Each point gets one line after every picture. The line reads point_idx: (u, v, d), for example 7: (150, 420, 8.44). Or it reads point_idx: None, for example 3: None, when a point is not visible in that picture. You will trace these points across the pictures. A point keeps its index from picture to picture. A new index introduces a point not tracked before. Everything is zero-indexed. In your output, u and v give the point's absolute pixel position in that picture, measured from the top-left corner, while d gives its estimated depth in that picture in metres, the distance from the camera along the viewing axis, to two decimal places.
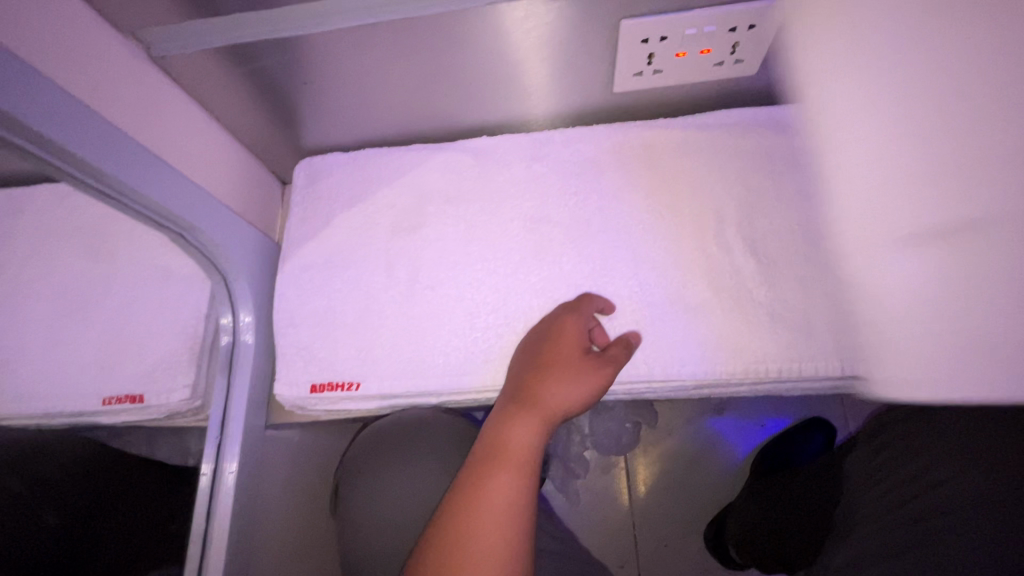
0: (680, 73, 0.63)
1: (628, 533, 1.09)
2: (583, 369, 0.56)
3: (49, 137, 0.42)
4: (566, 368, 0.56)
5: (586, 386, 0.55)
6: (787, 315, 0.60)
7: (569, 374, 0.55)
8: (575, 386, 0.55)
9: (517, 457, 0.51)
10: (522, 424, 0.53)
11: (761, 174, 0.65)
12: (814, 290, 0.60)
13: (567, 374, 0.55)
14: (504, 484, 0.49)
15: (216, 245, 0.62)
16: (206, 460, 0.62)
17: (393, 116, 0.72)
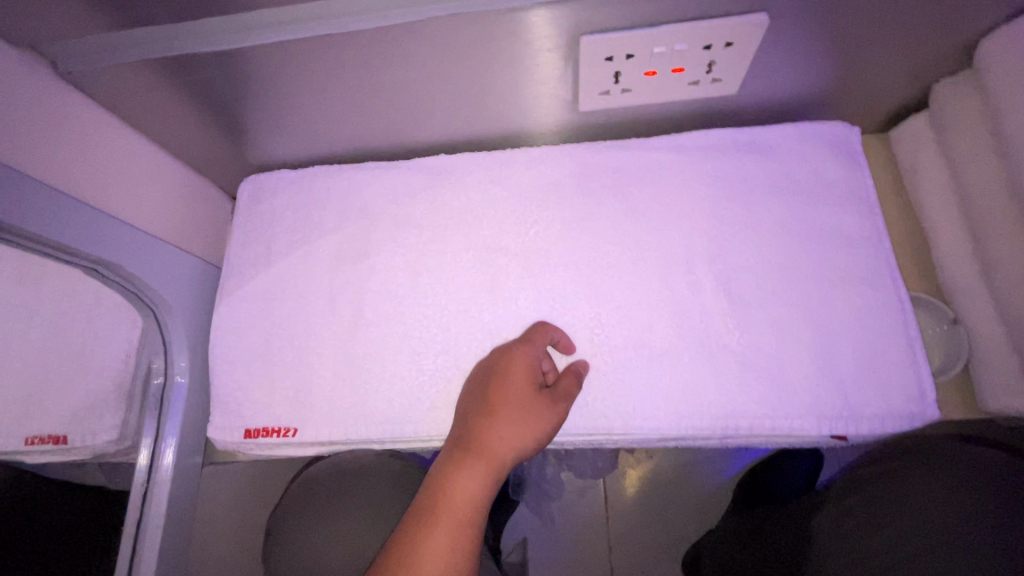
0: (652, 91, 0.57)
1: (604, 558, 1.05)
2: (537, 406, 0.49)
3: None
4: (516, 403, 0.49)
5: (539, 424, 0.49)
6: (762, 365, 0.54)
7: (521, 411, 0.49)
8: (528, 426, 0.48)
9: (458, 511, 0.45)
10: (467, 472, 0.46)
11: (740, 204, 0.59)
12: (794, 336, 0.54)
13: (517, 410, 0.49)
14: (442, 545, 0.43)
15: (138, 278, 0.58)
16: (132, 507, 0.59)
17: (342, 132, 0.66)
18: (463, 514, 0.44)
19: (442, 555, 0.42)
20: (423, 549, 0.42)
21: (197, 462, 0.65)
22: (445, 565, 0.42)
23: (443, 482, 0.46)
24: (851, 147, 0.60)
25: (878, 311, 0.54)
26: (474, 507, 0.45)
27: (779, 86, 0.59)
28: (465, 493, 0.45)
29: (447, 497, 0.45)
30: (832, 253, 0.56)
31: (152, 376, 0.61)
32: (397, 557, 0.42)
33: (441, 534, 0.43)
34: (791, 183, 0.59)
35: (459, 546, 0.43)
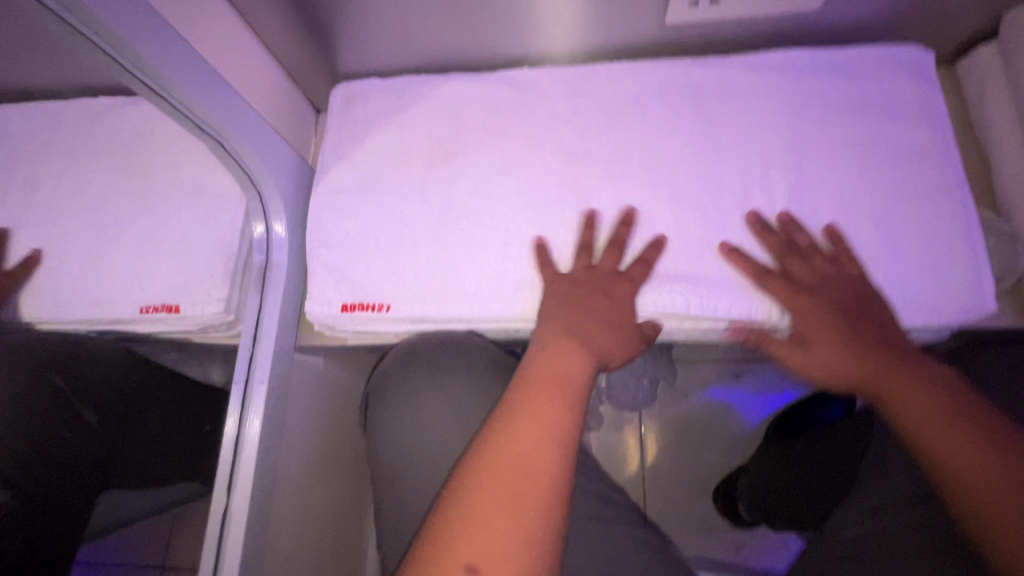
0: (737, 4, 0.60)
1: (637, 487, 1.10)
2: (626, 332, 0.57)
3: (100, 17, 0.42)
4: (613, 329, 0.56)
5: (624, 344, 0.57)
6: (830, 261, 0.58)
7: (613, 333, 0.56)
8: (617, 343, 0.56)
9: (557, 381, 0.51)
10: (563, 360, 0.53)
11: (813, 120, 0.63)
12: (860, 238, 0.59)
13: (613, 334, 0.56)
14: (547, 407, 0.49)
15: (253, 160, 0.62)
16: (238, 370, 0.66)
17: (435, 44, 0.70)
18: (561, 384, 0.51)
19: (547, 412, 0.49)
20: (527, 410, 0.49)
21: (290, 344, 0.70)
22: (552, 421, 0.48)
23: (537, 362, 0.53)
24: (925, 69, 0.63)
25: (940, 224, 0.58)
26: (571, 379, 0.52)
27: (860, 6, 0.61)
28: (561, 375, 0.52)
29: (544, 371, 0.52)
30: (900, 164, 0.60)
31: (256, 254, 0.68)
32: (505, 415, 0.49)
33: (545, 397, 0.50)
34: (863, 100, 0.63)
35: (562, 407, 0.50)
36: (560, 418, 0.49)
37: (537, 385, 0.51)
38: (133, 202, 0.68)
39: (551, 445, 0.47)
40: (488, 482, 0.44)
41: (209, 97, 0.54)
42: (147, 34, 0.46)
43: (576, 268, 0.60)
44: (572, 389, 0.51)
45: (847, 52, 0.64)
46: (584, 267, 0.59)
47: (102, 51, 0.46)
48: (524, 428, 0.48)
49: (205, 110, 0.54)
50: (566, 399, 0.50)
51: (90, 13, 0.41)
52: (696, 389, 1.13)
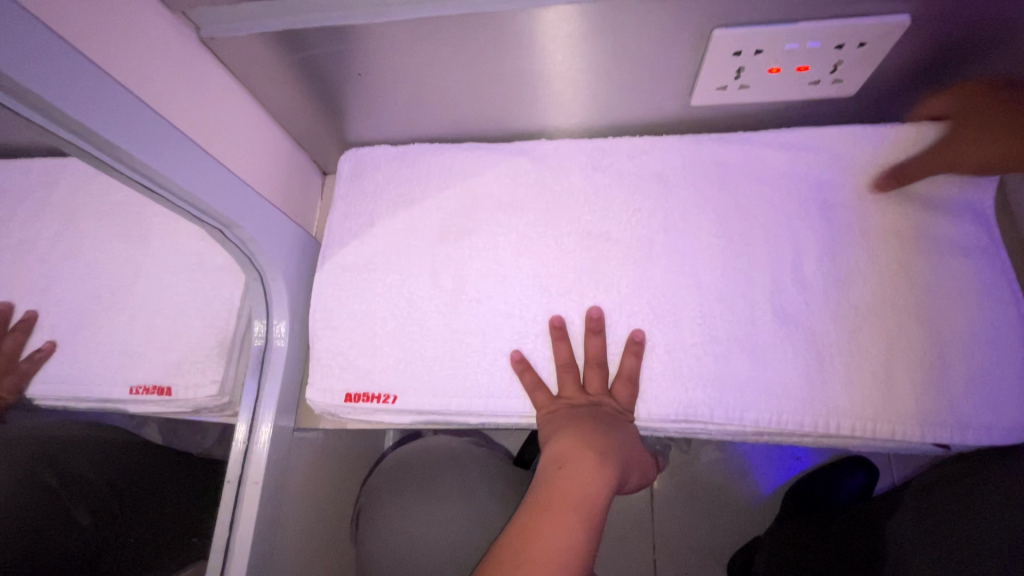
0: (768, 89, 0.57)
1: (648, 557, 1.05)
2: (632, 440, 0.55)
3: (91, 127, 0.39)
4: (623, 438, 0.54)
5: (630, 453, 0.54)
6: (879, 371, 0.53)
7: (623, 442, 0.53)
8: (626, 452, 0.53)
9: (573, 498, 0.47)
10: (580, 467, 0.49)
11: (848, 210, 0.59)
12: (904, 346, 0.55)
13: (624, 442, 0.53)
14: (561, 534, 0.45)
15: (254, 242, 0.59)
16: (232, 466, 0.62)
17: (448, 115, 0.67)
18: (576, 506, 0.47)
19: (563, 540, 0.44)
20: (541, 526, 0.45)
21: (288, 426, 0.67)
22: (567, 550, 0.44)
23: (549, 478, 0.49)
24: None
25: (985, 344, 0.54)
26: (589, 499, 0.47)
27: (898, 91, 0.58)
28: (580, 484, 0.48)
29: (557, 488, 0.48)
30: (945, 263, 0.56)
31: (255, 337, 0.65)
32: (519, 534, 0.45)
33: (560, 521, 0.45)
34: (903, 191, 0.59)
35: (579, 534, 0.45)
36: (577, 548, 0.44)
37: (551, 497, 0.47)
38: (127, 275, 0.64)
39: (566, 571, 0.43)
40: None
41: (207, 184, 0.51)
42: (139, 134, 0.43)
43: (591, 384, 0.56)
44: (590, 516, 0.46)
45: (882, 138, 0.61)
46: (594, 388, 0.56)
47: (90, 155, 0.43)
48: (543, 546, 0.44)
49: (203, 200, 0.51)
50: (583, 524, 0.46)
51: (78, 123, 0.38)
52: (710, 453, 1.09)
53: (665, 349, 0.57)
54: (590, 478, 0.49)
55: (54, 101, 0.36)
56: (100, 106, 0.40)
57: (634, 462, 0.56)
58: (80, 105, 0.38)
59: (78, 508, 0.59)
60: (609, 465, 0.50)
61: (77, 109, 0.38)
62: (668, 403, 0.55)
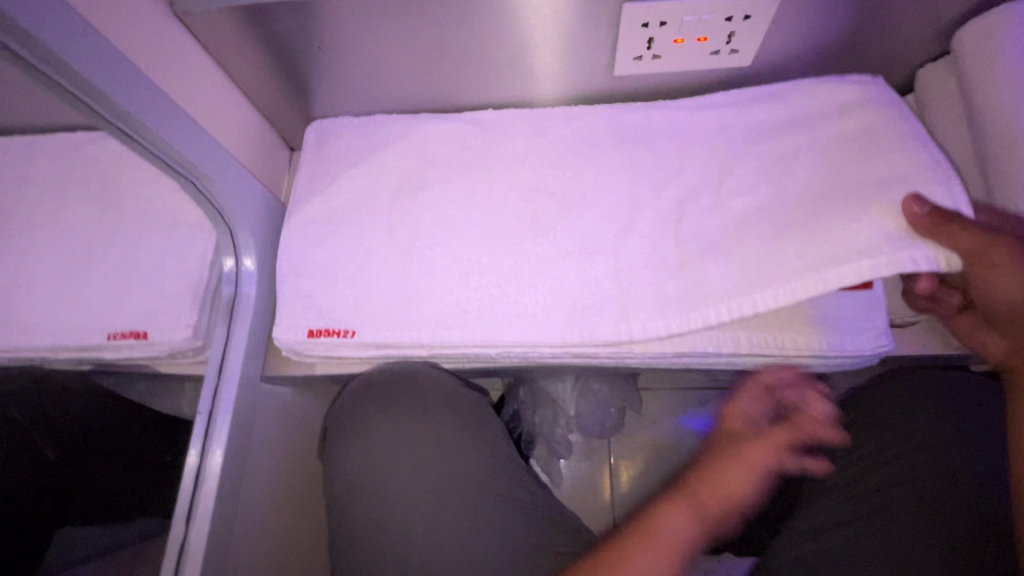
0: (677, 59, 0.66)
1: (608, 515, 1.11)
2: (764, 468, 0.59)
3: (85, 76, 0.46)
4: (741, 463, 0.59)
5: (754, 470, 0.59)
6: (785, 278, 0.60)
7: (751, 464, 0.59)
8: (746, 473, 0.58)
9: (648, 534, 0.55)
10: (676, 512, 0.56)
11: (750, 160, 0.68)
12: (832, 254, 0.59)
13: (732, 467, 0.59)
14: (684, 521, 0.55)
15: (224, 197, 0.64)
16: (204, 398, 0.67)
17: (402, 90, 0.75)
18: (646, 527, 0.55)
19: (653, 560, 0.52)
20: (614, 570, 0.52)
21: (257, 372, 0.72)
22: (679, 540, 0.54)
23: (649, 520, 0.56)
24: (852, 115, 0.70)
25: None
26: (658, 517, 0.56)
27: (787, 60, 0.68)
28: (671, 532, 0.54)
29: (658, 520, 0.55)
30: None
31: (224, 287, 0.70)
32: (581, 575, 0.52)
33: (648, 545, 0.53)
34: (797, 145, 0.69)
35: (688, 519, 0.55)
36: (680, 535, 0.54)
37: (644, 536, 0.54)
38: (102, 234, 0.69)
39: None
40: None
41: (183, 138, 0.57)
42: (122, 83, 0.49)
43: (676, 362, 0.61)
44: (676, 554, 0.53)
45: (779, 101, 0.71)
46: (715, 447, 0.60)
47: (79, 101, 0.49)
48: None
49: (181, 153, 0.57)
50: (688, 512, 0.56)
51: (69, 66, 0.44)
52: (663, 417, 1.16)
53: (595, 280, 0.64)
54: (683, 523, 0.55)
55: (54, 49, 0.43)
56: (87, 54, 0.46)
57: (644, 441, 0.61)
58: (71, 51, 0.44)
59: (44, 445, 0.69)
60: (682, 506, 0.56)
61: (70, 56, 0.44)
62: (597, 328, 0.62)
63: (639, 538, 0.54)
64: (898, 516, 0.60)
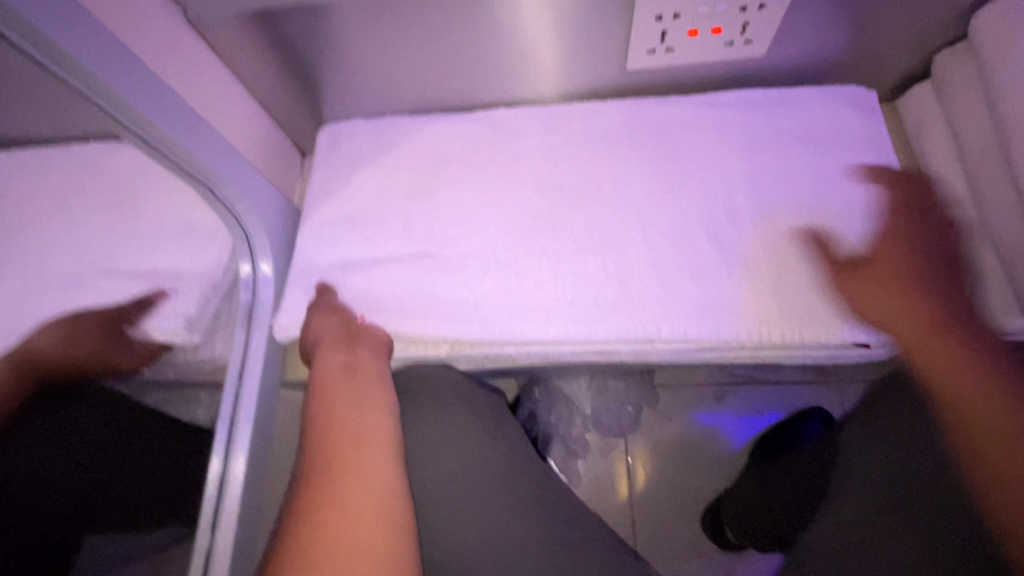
0: (691, 52, 0.66)
1: (627, 514, 1.10)
2: (367, 392, 0.55)
3: (99, 78, 0.46)
4: (347, 391, 0.54)
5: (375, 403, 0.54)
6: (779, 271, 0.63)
7: (355, 390, 0.55)
8: (370, 404, 0.54)
9: (355, 441, 0.49)
10: (366, 409, 0.53)
11: (766, 151, 0.68)
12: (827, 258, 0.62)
13: (365, 399, 0.54)
14: (374, 464, 0.48)
15: (239, 202, 0.66)
16: (224, 407, 0.72)
17: (415, 93, 0.75)
18: (369, 436, 0.50)
19: (373, 477, 0.47)
20: (343, 474, 0.46)
21: (275, 378, 0.72)
22: (374, 473, 0.47)
23: (326, 423, 0.51)
24: (868, 104, 0.70)
25: None
26: (370, 432, 0.51)
27: (802, 50, 0.67)
28: (369, 426, 0.51)
29: (333, 425, 0.51)
30: (849, 189, 0.65)
31: (241, 293, 0.70)
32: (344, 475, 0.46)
33: (349, 450, 0.48)
34: (813, 135, 0.68)
35: (384, 459, 0.49)
36: (383, 469, 0.48)
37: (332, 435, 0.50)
38: None
39: (384, 491, 0.46)
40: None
41: (197, 142, 0.57)
42: (138, 90, 0.50)
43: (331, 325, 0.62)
44: (388, 491, 0.46)
45: (793, 92, 0.70)
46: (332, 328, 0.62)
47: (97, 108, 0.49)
48: (364, 479, 0.46)
49: (195, 157, 0.57)
50: (392, 451, 0.50)
51: (87, 73, 0.45)
52: (680, 413, 1.15)
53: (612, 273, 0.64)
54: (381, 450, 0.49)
55: (70, 52, 0.43)
56: (101, 59, 0.46)
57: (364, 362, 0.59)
58: (86, 57, 0.44)
59: None
60: (381, 410, 0.53)
61: (86, 61, 0.44)
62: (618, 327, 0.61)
63: (325, 452, 0.48)
64: (931, 503, 0.54)
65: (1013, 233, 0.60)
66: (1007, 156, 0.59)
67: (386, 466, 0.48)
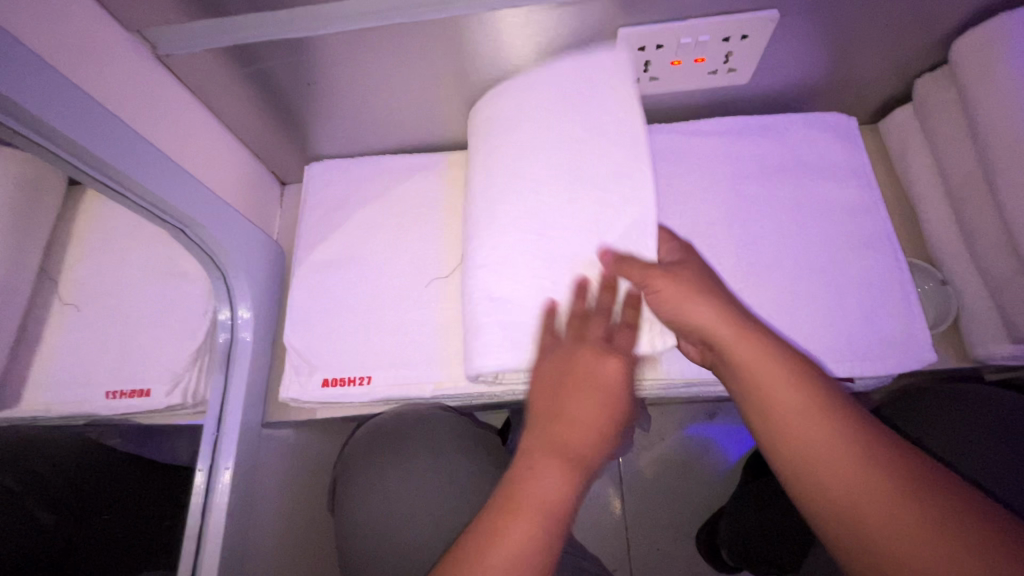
0: (674, 81, 0.65)
1: (622, 536, 1.09)
2: (588, 373, 0.53)
3: (62, 131, 0.43)
4: (573, 381, 0.52)
5: (606, 386, 0.52)
6: (779, 304, 0.61)
7: (583, 384, 0.52)
8: (590, 391, 0.52)
9: (519, 508, 0.46)
10: (548, 469, 0.48)
11: (751, 180, 0.67)
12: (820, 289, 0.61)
13: (576, 385, 0.52)
14: (527, 543, 0.44)
15: (216, 243, 0.63)
16: (202, 458, 0.64)
17: (397, 126, 0.73)
18: (544, 509, 0.46)
19: (518, 554, 0.43)
20: (502, 533, 0.44)
21: (258, 420, 0.70)
22: (520, 555, 0.43)
23: (514, 484, 0.48)
24: (852, 130, 0.70)
25: (878, 286, 0.61)
26: (547, 502, 0.46)
27: (785, 77, 0.67)
28: (542, 492, 0.47)
29: (519, 493, 0.47)
30: (836, 217, 0.65)
31: (220, 333, 0.68)
32: (473, 551, 0.44)
33: (520, 521, 0.45)
34: (798, 161, 0.68)
35: (535, 536, 0.45)
36: (530, 547, 0.44)
37: (507, 504, 0.46)
38: (102, 287, 0.69)
39: (522, 573, 0.43)
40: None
41: (168, 185, 0.55)
42: (106, 138, 0.47)
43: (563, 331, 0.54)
44: (548, 521, 0.45)
45: (777, 117, 0.70)
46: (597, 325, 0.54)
47: (55, 157, 0.46)
48: (499, 554, 0.43)
49: (165, 200, 0.55)
50: (548, 524, 0.45)
51: (43, 122, 0.42)
52: (672, 431, 1.14)
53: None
54: (558, 479, 0.48)
55: (30, 107, 0.40)
56: (67, 110, 0.43)
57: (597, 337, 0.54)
58: (46, 108, 0.42)
59: (38, 509, 0.64)
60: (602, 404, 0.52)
61: (47, 114, 0.42)
62: None
63: (495, 518, 0.46)
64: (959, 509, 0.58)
65: (1000, 261, 0.60)
66: (992, 184, 0.59)
67: (535, 550, 0.44)
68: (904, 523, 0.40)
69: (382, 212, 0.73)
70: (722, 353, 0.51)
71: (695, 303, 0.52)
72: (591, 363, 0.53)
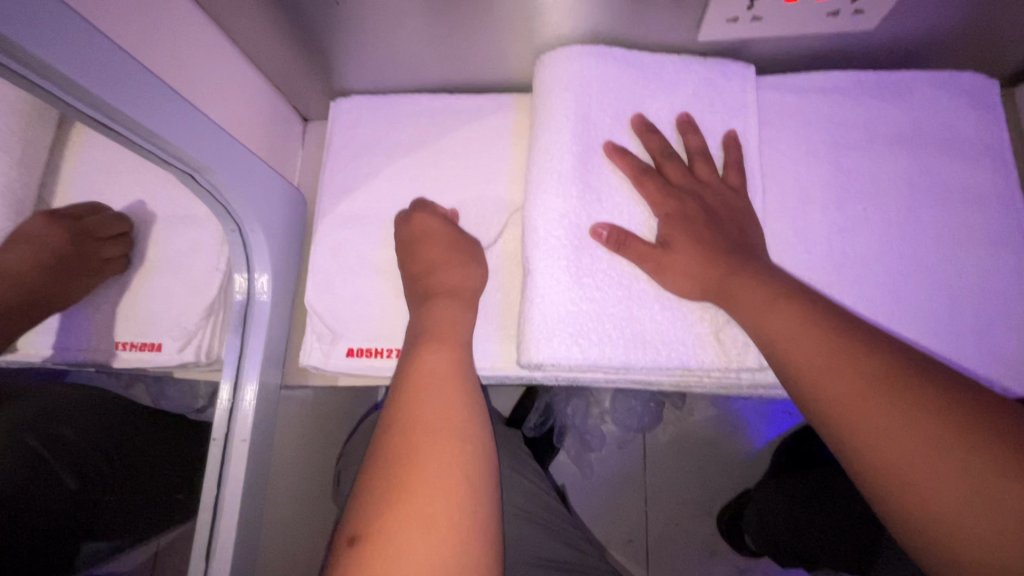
0: (783, 21, 0.52)
1: (640, 509, 1.07)
2: (456, 289, 0.56)
3: (53, 65, 0.35)
4: (449, 293, 0.55)
5: (466, 299, 0.56)
6: (870, 305, 0.53)
7: (454, 294, 0.55)
8: (461, 300, 0.55)
9: (438, 386, 0.48)
10: (441, 351, 0.51)
11: (854, 153, 0.57)
12: (918, 293, 0.53)
13: (452, 295, 0.55)
14: (446, 411, 0.46)
15: (229, 191, 0.55)
16: (218, 426, 0.61)
17: (436, 61, 0.62)
18: (451, 384, 0.48)
19: (446, 419, 0.45)
20: (421, 404, 0.46)
21: (276, 383, 0.66)
22: (446, 417, 0.46)
23: (416, 373, 0.49)
24: (987, 98, 0.57)
25: (990, 295, 0.53)
26: (454, 378, 0.49)
27: (925, 25, 0.54)
28: (441, 369, 0.49)
29: (423, 378, 0.48)
30: (952, 208, 0.55)
31: (236, 292, 0.62)
32: (401, 421, 0.45)
33: (436, 397, 0.47)
34: (914, 134, 0.57)
35: (453, 404, 0.47)
36: (448, 413, 0.46)
37: (419, 383, 0.48)
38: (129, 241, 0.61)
39: (455, 431, 0.45)
40: (409, 530, 0.38)
41: (174, 125, 0.46)
42: (101, 70, 0.39)
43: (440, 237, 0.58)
44: (459, 394, 0.48)
45: (897, 77, 0.57)
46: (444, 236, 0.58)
47: (14, 75, 0.36)
48: (431, 420, 0.45)
49: (175, 144, 0.47)
50: (456, 395, 0.48)
51: None
52: (703, 407, 1.08)
53: (652, 287, 0.54)
54: (450, 359, 0.50)
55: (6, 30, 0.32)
56: (43, 28, 0.34)
57: (608, 283, 0.53)
58: (6, 19, 0.32)
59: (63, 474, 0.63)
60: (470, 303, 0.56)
61: (26, 39, 0.33)
62: (669, 359, 0.53)
63: (407, 401, 0.47)
64: None
65: None
66: None
67: (457, 417, 0.46)
68: (944, 474, 0.36)
69: (415, 164, 0.64)
70: (776, 339, 0.46)
71: (747, 283, 0.49)
72: (472, 273, 0.56)
